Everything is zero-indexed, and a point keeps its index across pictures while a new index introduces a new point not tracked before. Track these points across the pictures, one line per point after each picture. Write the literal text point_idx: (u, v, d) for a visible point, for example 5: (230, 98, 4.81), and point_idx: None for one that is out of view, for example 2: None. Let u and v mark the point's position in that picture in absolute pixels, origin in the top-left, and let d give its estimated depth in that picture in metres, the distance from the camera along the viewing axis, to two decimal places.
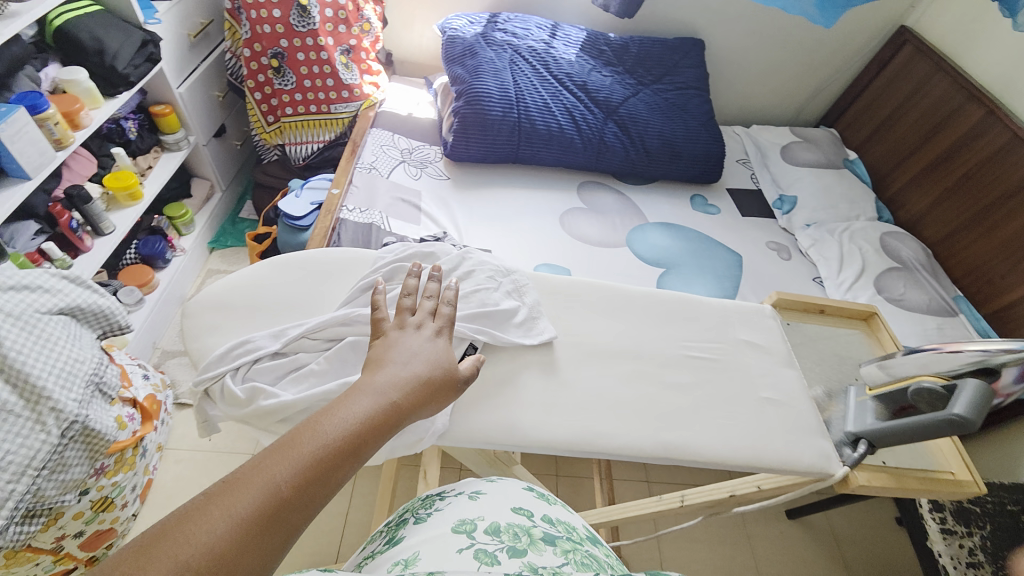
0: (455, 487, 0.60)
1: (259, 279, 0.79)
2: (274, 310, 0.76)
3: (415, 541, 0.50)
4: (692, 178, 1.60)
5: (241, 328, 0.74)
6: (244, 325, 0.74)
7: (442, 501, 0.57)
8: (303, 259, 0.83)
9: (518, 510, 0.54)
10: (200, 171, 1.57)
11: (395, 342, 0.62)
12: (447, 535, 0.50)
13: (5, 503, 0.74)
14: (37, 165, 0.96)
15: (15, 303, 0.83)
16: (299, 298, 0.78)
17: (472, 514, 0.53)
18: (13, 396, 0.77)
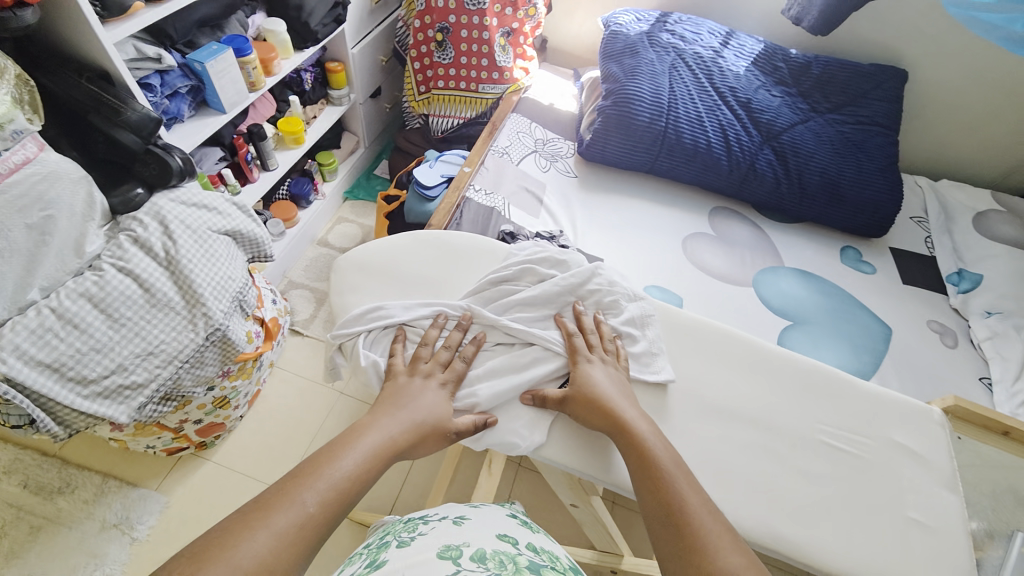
0: (438, 511, 0.60)
1: (401, 250, 0.84)
2: (409, 283, 0.80)
3: (397, 565, 0.46)
4: (849, 227, 1.40)
5: (377, 291, 0.79)
6: (380, 289, 0.79)
7: (425, 525, 0.55)
8: (440, 239, 0.85)
9: (504, 537, 0.53)
10: (353, 127, 1.71)
11: (401, 390, 0.64)
12: (432, 560, 0.46)
13: (149, 384, 0.89)
14: (233, 101, 1.11)
15: (195, 218, 0.97)
16: (432, 277, 0.80)
17: (457, 542, 0.50)
18: (177, 296, 0.91)
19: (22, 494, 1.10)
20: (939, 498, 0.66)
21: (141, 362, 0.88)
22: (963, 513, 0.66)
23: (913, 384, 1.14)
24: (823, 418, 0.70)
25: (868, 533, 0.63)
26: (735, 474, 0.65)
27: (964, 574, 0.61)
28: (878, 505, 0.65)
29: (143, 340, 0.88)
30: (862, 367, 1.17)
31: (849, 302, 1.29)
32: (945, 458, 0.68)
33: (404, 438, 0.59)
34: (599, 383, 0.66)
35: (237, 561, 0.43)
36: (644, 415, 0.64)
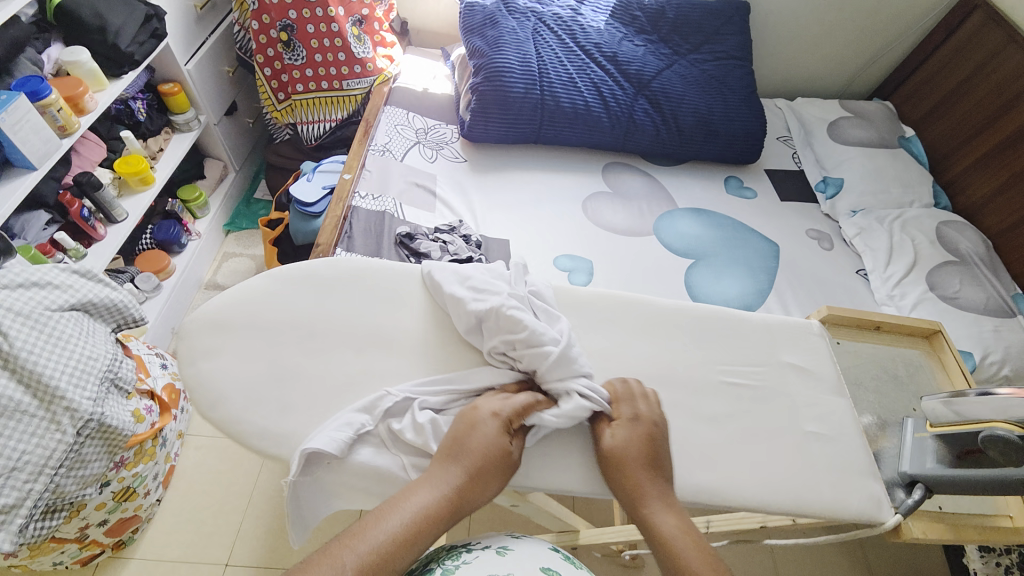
0: (481, 541, 0.67)
1: (259, 295, 0.70)
2: (282, 331, 0.68)
3: None
4: (727, 159, 1.49)
5: (244, 351, 0.67)
6: (245, 348, 0.67)
7: (469, 555, 0.63)
8: (305, 272, 0.72)
9: (548, 570, 0.60)
10: (214, 151, 1.54)
11: (467, 423, 0.61)
12: None
13: (23, 502, 0.76)
14: (43, 154, 0.92)
15: (23, 301, 0.82)
16: (306, 315, 0.69)
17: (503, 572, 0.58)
18: (26, 397, 0.77)
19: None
20: (833, 407, 0.72)
21: (3, 482, 0.74)
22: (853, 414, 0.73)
23: (804, 291, 1.26)
24: (728, 355, 0.75)
25: (782, 445, 0.68)
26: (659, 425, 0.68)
27: (867, 471, 0.68)
28: (788, 420, 0.70)
29: (0, 456, 0.74)
30: (761, 286, 1.26)
31: (740, 229, 1.38)
32: (830, 367, 0.76)
33: (467, 487, 0.57)
34: (635, 455, 0.61)
35: None
36: (682, 522, 0.58)
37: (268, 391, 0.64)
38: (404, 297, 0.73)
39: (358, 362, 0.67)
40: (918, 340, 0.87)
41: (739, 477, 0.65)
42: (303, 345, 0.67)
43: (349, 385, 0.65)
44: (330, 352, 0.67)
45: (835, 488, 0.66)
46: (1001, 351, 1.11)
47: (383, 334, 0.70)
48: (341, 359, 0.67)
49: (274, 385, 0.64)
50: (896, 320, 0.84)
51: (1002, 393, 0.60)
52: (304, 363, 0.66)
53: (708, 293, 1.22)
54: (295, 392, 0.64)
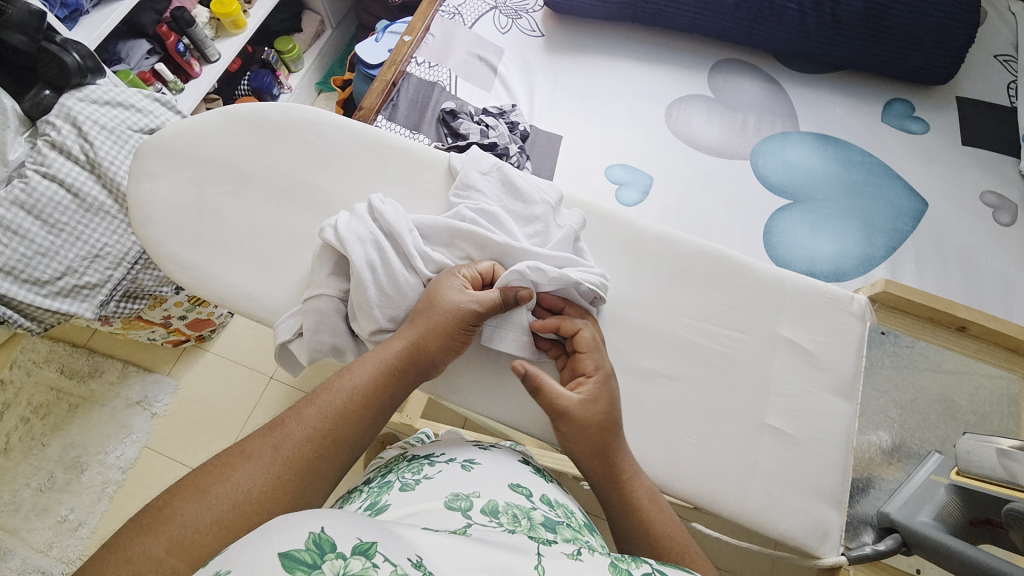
0: (446, 451, 0.56)
1: (204, 130, 0.57)
2: (211, 165, 0.56)
3: (406, 512, 0.45)
4: (897, 73, 1.08)
5: (182, 183, 0.56)
6: (182, 181, 0.56)
7: (430, 467, 0.52)
8: (261, 115, 0.57)
9: (516, 487, 0.49)
10: (312, 2, 1.54)
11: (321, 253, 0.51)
12: (440, 512, 0.44)
13: (104, 284, 0.93)
14: None
15: (113, 118, 0.94)
16: (236, 153, 0.56)
17: (467, 490, 0.47)
18: (108, 200, 0.92)
19: (57, 379, 1.30)
20: (817, 409, 0.56)
21: (90, 264, 0.92)
22: (855, 424, 0.56)
23: (937, 271, 0.94)
24: (725, 315, 0.58)
25: (767, 439, 0.54)
26: (623, 360, 0.56)
27: (834, 500, 0.53)
28: (789, 414, 0.55)
29: (85, 244, 0.91)
30: (871, 251, 0.96)
31: (879, 171, 1.03)
32: (840, 360, 0.57)
33: (410, 360, 0.50)
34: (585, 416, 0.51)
35: (226, 492, 0.41)
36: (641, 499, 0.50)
37: (184, 221, 0.54)
38: (361, 168, 0.57)
39: (282, 217, 0.55)
40: (1020, 361, 0.70)
41: (690, 458, 0.53)
42: (230, 187, 0.55)
43: (263, 240, 0.54)
44: (251, 201, 0.55)
45: (815, 500, 0.53)
46: None
47: (322, 196, 0.56)
48: (263, 211, 0.55)
49: (192, 223, 0.54)
50: (990, 324, 0.68)
51: None
52: (228, 204, 0.55)
53: (791, 244, 0.97)
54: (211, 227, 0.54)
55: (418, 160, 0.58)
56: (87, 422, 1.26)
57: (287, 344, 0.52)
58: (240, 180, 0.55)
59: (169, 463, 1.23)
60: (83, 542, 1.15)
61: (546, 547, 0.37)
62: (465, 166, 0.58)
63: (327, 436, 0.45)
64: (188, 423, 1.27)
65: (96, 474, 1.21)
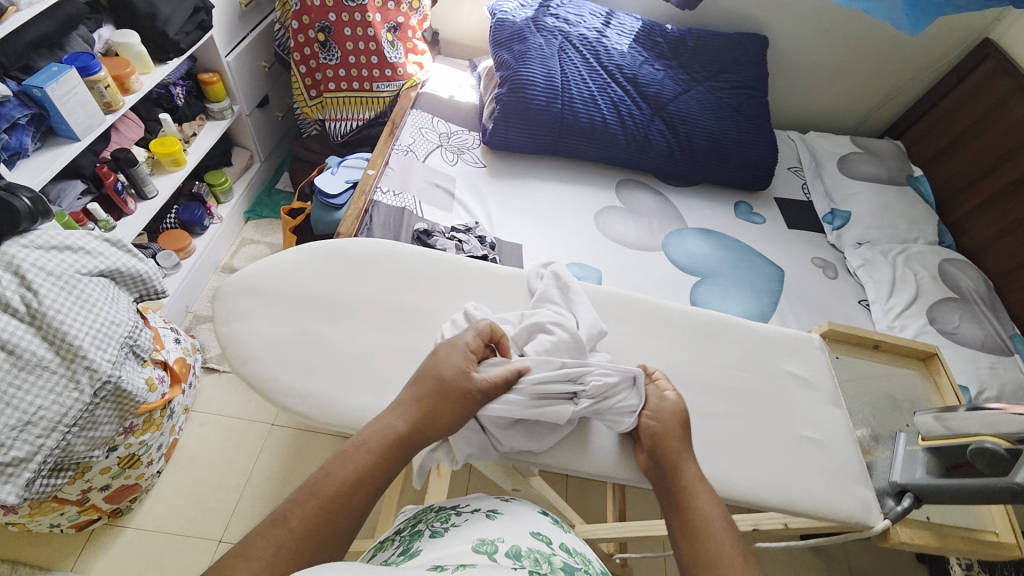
0: (470, 502, 0.62)
1: (294, 267, 0.67)
2: (299, 299, 0.65)
3: (433, 555, 0.50)
4: (737, 184, 1.53)
5: (272, 314, 0.64)
6: (270, 310, 0.64)
7: (457, 517, 0.59)
8: (342, 250, 0.70)
9: (537, 534, 0.55)
10: (242, 141, 1.59)
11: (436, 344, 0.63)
12: (466, 553, 0.50)
13: (33, 457, 0.78)
14: (86, 126, 0.97)
15: (56, 263, 0.85)
16: (330, 288, 0.67)
17: (492, 536, 0.54)
18: (49, 353, 0.80)
19: None
20: (830, 414, 0.73)
21: (17, 436, 0.76)
22: (848, 424, 0.74)
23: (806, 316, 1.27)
24: (724, 363, 0.75)
25: (785, 461, 0.68)
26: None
27: (858, 477, 0.69)
28: (786, 435, 0.71)
29: (16, 411, 0.77)
30: (763, 308, 1.29)
31: (748, 251, 1.41)
32: (827, 378, 0.76)
33: (416, 428, 0.55)
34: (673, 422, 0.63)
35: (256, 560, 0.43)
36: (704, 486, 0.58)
37: (294, 353, 0.61)
38: (441, 286, 0.70)
39: (384, 337, 0.64)
40: (912, 361, 0.93)
41: (739, 483, 0.65)
42: (326, 315, 0.65)
43: (365, 356, 0.63)
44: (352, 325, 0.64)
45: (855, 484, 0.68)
46: (997, 387, 1.13)
47: (411, 311, 0.67)
48: (367, 332, 0.64)
49: (300, 351, 0.62)
50: (894, 340, 0.90)
51: (990, 409, 0.66)
52: (332, 332, 0.64)
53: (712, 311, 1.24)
54: (318, 356, 0.62)
55: (494, 276, 0.74)
56: None
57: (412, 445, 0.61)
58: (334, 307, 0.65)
59: None
60: None
61: None
62: (538, 284, 0.73)
63: (344, 500, 0.49)
64: None
65: None
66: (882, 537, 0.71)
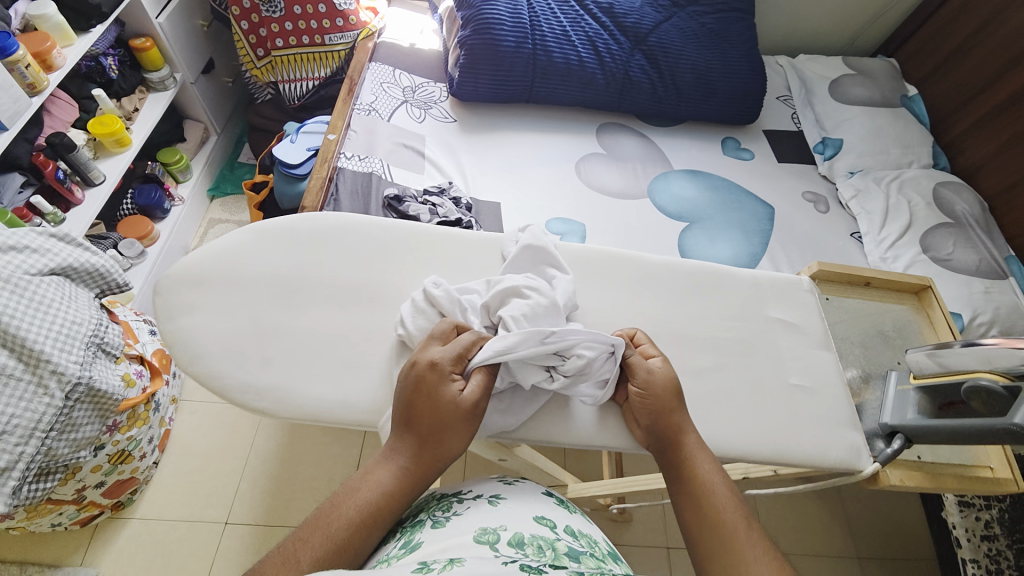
0: (470, 488, 0.62)
1: (241, 251, 0.62)
2: (257, 283, 0.61)
3: (436, 549, 0.50)
4: (724, 119, 1.45)
5: (225, 304, 0.60)
6: (224, 300, 0.60)
7: (459, 505, 0.58)
8: (291, 226, 0.65)
9: (541, 520, 0.55)
10: (193, 112, 1.47)
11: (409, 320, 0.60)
12: (470, 545, 0.50)
13: (14, 466, 0.75)
14: (12, 113, 0.87)
15: (3, 265, 0.80)
16: (285, 272, 0.63)
17: (494, 524, 0.54)
18: (11, 361, 0.76)
19: None
20: (818, 361, 0.72)
21: None
22: (837, 367, 0.72)
23: (797, 255, 1.24)
24: (712, 314, 0.73)
25: (774, 408, 0.67)
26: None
27: (848, 421, 0.68)
28: (777, 382, 0.69)
29: None
30: (753, 249, 1.25)
31: (737, 190, 1.35)
32: (818, 323, 0.74)
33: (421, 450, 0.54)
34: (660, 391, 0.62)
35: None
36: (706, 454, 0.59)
37: (248, 345, 0.58)
38: (404, 258, 0.67)
39: (347, 318, 0.61)
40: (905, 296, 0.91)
41: (729, 435, 0.64)
42: (284, 300, 0.61)
43: (333, 341, 0.60)
44: (311, 311, 0.61)
45: (843, 431, 0.68)
46: (991, 312, 1.12)
47: (372, 290, 0.63)
48: (325, 315, 0.61)
49: (256, 342, 0.58)
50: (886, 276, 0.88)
51: (989, 344, 0.63)
52: (285, 320, 0.60)
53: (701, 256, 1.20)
54: (273, 347, 0.58)
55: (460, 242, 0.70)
56: None
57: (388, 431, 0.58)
58: (291, 292, 0.61)
59: None
60: None
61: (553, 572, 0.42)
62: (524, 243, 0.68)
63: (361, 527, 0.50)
64: None
65: None
66: (871, 480, 0.71)
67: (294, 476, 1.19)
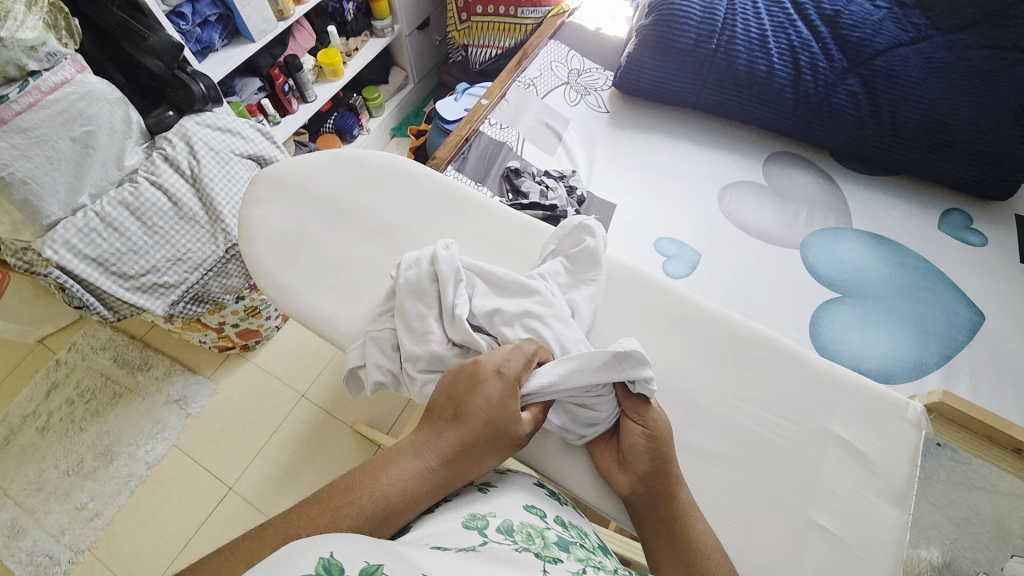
0: None
1: (314, 167, 0.70)
2: (309, 200, 0.67)
3: (422, 533, 0.44)
4: (957, 183, 1.09)
5: (284, 207, 0.67)
6: (284, 204, 0.67)
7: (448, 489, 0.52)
8: (358, 158, 0.70)
9: (532, 508, 0.49)
10: (400, 60, 1.71)
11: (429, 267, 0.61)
12: (456, 530, 0.44)
13: (180, 285, 1.03)
14: (261, 30, 1.15)
15: (220, 142, 1.06)
16: (341, 195, 0.68)
17: (483, 510, 0.47)
18: (200, 211, 1.03)
19: (109, 366, 1.38)
20: (880, 514, 0.55)
21: (172, 266, 1.01)
22: (904, 533, 0.55)
23: (987, 387, 0.90)
24: (771, 402, 0.59)
25: (802, 546, 0.53)
26: (679, 433, 0.58)
27: None
28: (832, 521, 0.55)
29: (172, 247, 1.00)
30: (924, 356, 0.94)
31: (934, 277, 1.02)
32: (901, 467, 0.57)
33: (454, 467, 0.49)
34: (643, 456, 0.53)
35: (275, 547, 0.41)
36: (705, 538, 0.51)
37: (285, 245, 0.64)
38: (441, 216, 0.68)
39: (376, 254, 0.65)
40: None
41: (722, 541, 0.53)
42: (327, 221, 0.66)
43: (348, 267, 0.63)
44: (344, 236, 0.65)
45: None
46: None
47: (407, 237, 0.66)
48: (356, 245, 0.65)
49: (290, 247, 0.64)
50: None
51: None
52: (324, 235, 0.65)
53: (838, 339, 0.96)
54: (303, 254, 0.64)
55: (496, 217, 0.68)
56: (124, 413, 1.32)
57: (356, 370, 0.59)
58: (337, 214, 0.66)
59: (192, 465, 1.26)
60: (93, 532, 1.18)
61: (551, 564, 0.39)
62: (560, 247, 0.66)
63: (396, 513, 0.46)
64: (217, 427, 1.31)
65: (122, 466, 1.25)
66: None
67: None
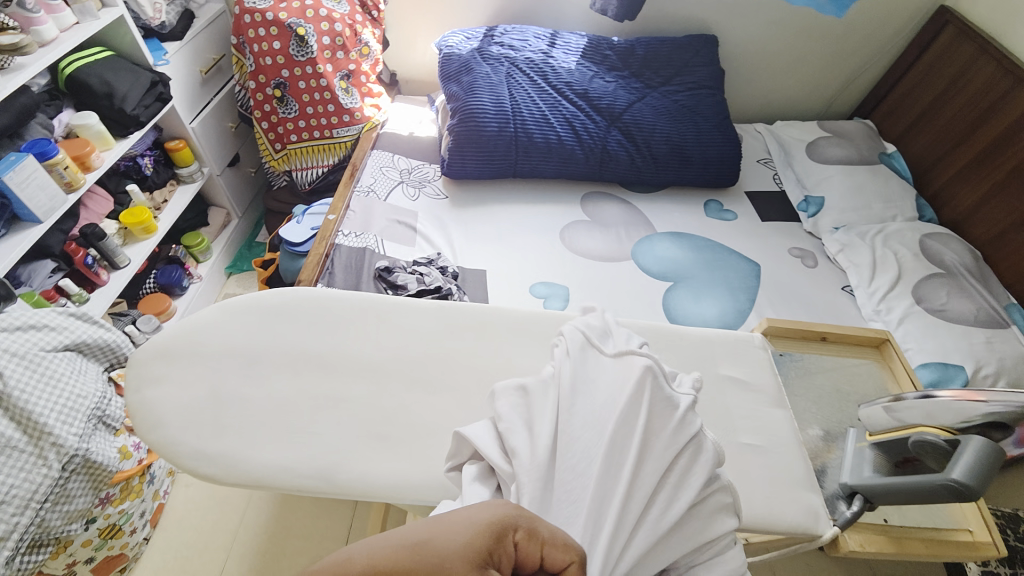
0: None
1: (227, 325, 0.79)
2: (232, 359, 0.77)
3: None
4: (705, 183, 1.51)
5: (197, 375, 0.75)
6: (207, 374, 0.75)
7: None
8: (280, 303, 0.82)
9: None
10: (216, 200, 1.63)
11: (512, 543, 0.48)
12: None
13: (9, 535, 0.79)
14: (48, 208, 1.02)
15: (20, 343, 0.86)
16: (274, 343, 0.78)
17: None
18: (17, 433, 0.81)
19: None
20: (772, 417, 0.78)
21: None
22: (792, 424, 0.79)
23: (783, 310, 1.23)
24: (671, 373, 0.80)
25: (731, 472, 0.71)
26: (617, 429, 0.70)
27: (804, 486, 0.72)
28: (729, 443, 0.75)
29: None
30: (740, 306, 1.25)
31: (720, 249, 1.38)
32: (769, 379, 0.82)
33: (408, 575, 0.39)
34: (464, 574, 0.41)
35: None
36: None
37: (232, 418, 0.71)
38: (378, 326, 0.82)
39: (315, 385, 0.76)
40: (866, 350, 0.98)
41: None
42: (241, 370, 0.76)
43: (296, 406, 0.73)
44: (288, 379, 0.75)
45: (805, 490, 0.72)
46: (995, 364, 1.07)
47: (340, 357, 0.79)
48: (301, 383, 0.76)
49: (213, 412, 0.72)
50: (839, 331, 0.95)
51: (944, 396, 0.71)
52: (262, 391, 0.74)
53: (685, 314, 1.21)
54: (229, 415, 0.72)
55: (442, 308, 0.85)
56: None
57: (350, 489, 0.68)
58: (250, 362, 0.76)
59: None
60: None
61: None
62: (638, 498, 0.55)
63: None
64: None
65: None
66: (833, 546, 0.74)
67: (282, 551, 1.16)
